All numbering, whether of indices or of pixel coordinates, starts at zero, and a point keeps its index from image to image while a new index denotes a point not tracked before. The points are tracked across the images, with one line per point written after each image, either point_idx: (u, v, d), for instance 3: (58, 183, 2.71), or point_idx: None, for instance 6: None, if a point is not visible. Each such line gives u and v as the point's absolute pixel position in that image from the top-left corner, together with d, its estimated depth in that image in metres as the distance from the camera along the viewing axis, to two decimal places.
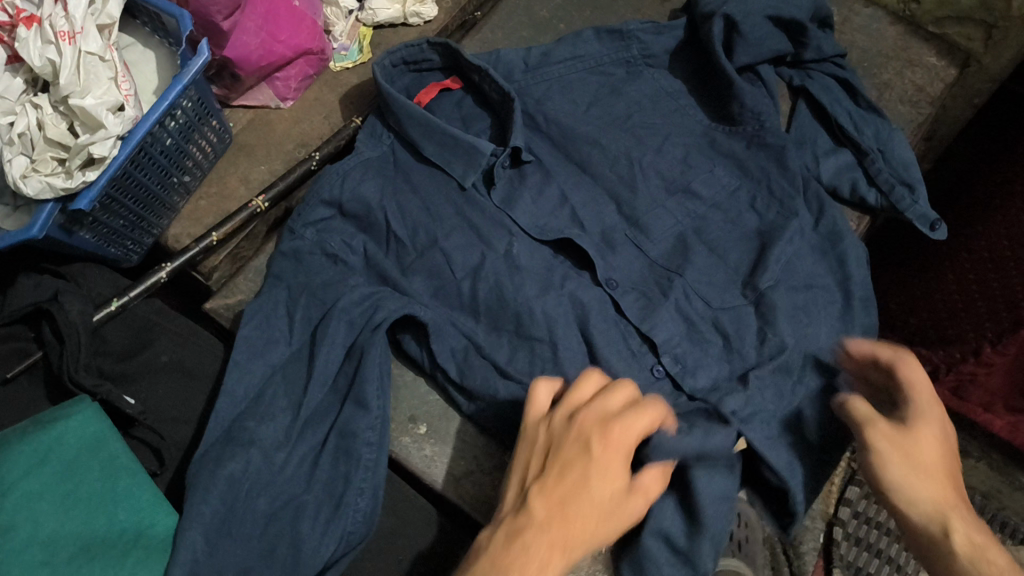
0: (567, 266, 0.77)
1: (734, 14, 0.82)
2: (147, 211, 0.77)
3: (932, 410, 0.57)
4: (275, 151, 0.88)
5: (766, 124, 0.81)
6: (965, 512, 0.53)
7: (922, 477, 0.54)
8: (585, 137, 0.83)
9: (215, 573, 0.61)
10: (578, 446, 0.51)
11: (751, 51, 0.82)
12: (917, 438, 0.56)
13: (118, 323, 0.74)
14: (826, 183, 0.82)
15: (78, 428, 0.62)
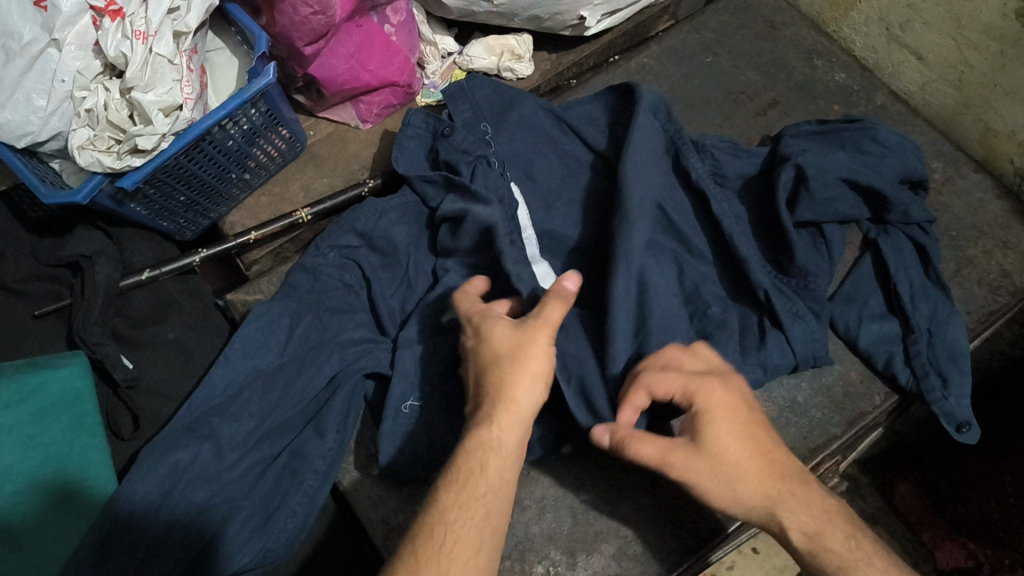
0: None
1: (807, 168, 0.79)
2: (202, 196, 0.83)
3: (716, 399, 0.57)
4: (341, 168, 0.94)
5: (811, 284, 0.78)
6: (800, 505, 0.57)
7: (739, 493, 0.57)
8: None
9: (129, 547, 0.63)
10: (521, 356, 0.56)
11: (816, 209, 0.79)
12: (720, 440, 0.56)
13: (145, 291, 0.80)
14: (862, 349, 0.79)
15: (62, 379, 0.68)
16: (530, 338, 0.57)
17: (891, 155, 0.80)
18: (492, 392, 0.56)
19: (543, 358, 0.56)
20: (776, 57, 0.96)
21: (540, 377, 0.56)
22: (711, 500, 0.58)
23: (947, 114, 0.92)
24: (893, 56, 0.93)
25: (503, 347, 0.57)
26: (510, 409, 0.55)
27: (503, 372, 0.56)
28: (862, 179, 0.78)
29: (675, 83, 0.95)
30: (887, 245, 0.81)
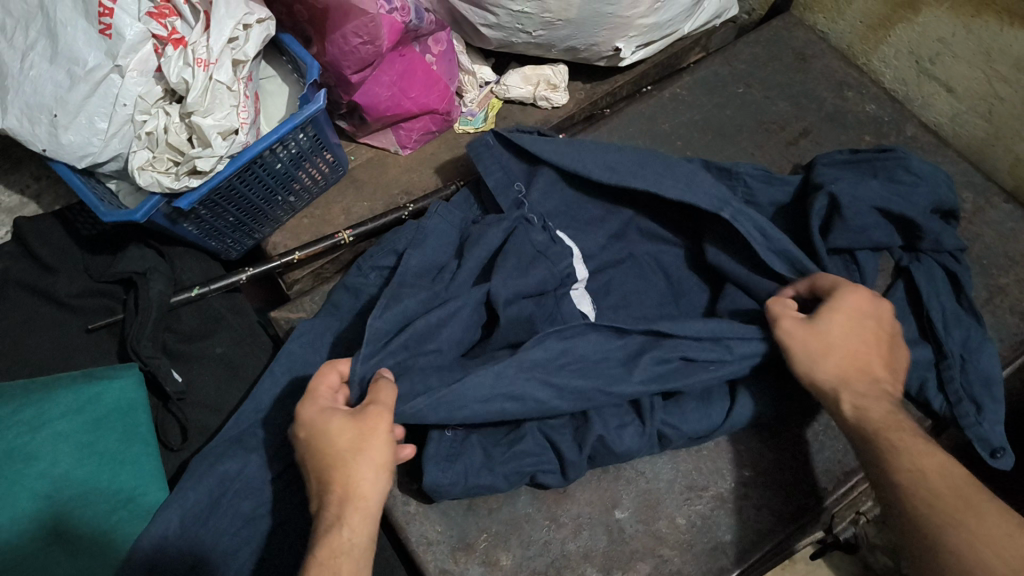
0: None
1: (840, 197, 0.80)
2: (249, 218, 0.86)
3: (845, 301, 0.66)
4: (380, 192, 0.97)
5: None
6: (864, 390, 0.62)
7: (827, 369, 0.64)
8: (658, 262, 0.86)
9: (177, 556, 0.65)
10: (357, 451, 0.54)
11: (849, 237, 0.81)
12: (828, 322, 0.65)
13: (194, 308, 0.82)
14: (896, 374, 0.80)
15: (116, 393, 0.70)
16: (370, 425, 0.55)
17: (922, 185, 0.82)
18: (337, 486, 0.53)
19: (384, 445, 0.55)
20: (808, 89, 0.98)
21: (384, 466, 0.55)
22: (799, 367, 0.65)
23: (977, 145, 0.93)
24: (923, 88, 0.95)
25: (337, 434, 0.55)
26: (358, 505, 0.53)
27: (340, 472, 0.53)
28: (895, 208, 0.80)
29: (708, 112, 0.97)
30: (920, 272, 0.82)
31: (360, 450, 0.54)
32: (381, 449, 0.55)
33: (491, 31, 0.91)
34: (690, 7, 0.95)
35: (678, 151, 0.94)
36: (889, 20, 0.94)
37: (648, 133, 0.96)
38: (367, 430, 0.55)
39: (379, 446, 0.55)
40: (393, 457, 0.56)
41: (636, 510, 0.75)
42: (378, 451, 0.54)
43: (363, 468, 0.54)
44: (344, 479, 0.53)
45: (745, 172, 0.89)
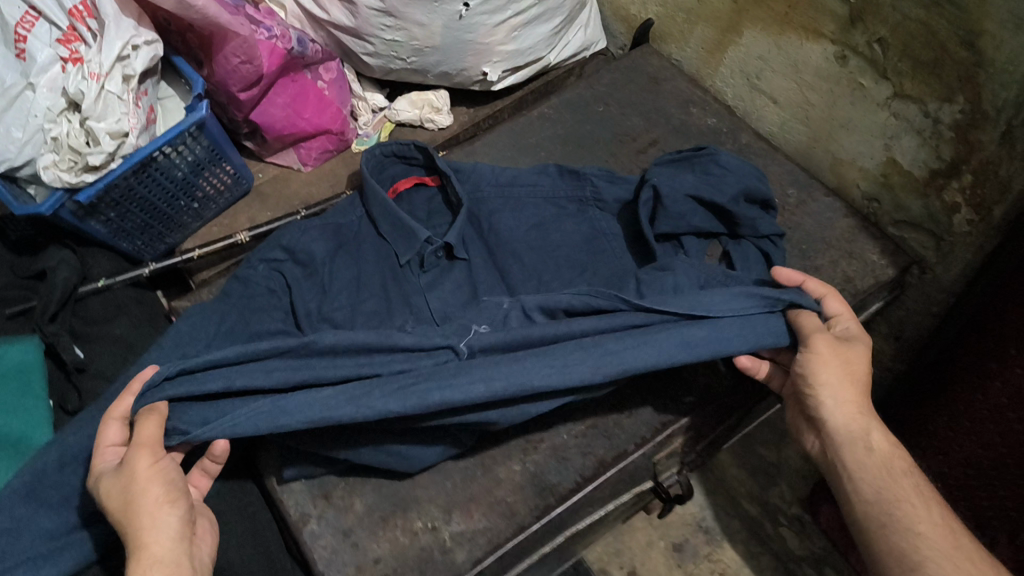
0: None
1: (660, 188, 0.92)
2: (155, 220, 0.99)
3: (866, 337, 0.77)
4: (282, 203, 1.09)
5: None
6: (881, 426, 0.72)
7: (845, 391, 0.72)
8: (512, 253, 0.97)
9: (55, 490, 0.73)
10: (127, 505, 0.64)
11: (671, 222, 0.92)
12: (855, 347, 0.75)
13: (101, 297, 0.94)
14: None
15: (16, 354, 0.81)
16: (130, 476, 0.65)
17: (731, 175, 0.93)
18: (126, 545, 0.63)
19: (152, 487, 0.65)
20: (659, 106, 1.11)
21: (161, 506, 0.65)
22: (824, 377, 0.72)
23: (803, 149, 1.05)
24: (755, 101, 1.08)
25: (115, 499, 0.65)
26: (143, 555, 0.62)
27: (124, 530, 0.64)
28: (706, 195, 0.91)
29: (571, 127, 1.10)
30: (737, 253, 0.93)
31: (132, 508, 0.64)
32: (150, 496, 0.65)
33: (373, 60, 1.05)
34: (549, 37, 1.09)
35: (541, 160, 1.07)
36: (721, 44, 1.08)
37: (518, 146, 1.09)
38: (135, 484, 0.65)
39: (145, 495, 0.65)
40: (170, 496, 0.66)
41: (479, 461, 0.84)
42: (149, 497, 0.65)
43: (136, 518, 0.64)
44: (127, 534, 0.63)
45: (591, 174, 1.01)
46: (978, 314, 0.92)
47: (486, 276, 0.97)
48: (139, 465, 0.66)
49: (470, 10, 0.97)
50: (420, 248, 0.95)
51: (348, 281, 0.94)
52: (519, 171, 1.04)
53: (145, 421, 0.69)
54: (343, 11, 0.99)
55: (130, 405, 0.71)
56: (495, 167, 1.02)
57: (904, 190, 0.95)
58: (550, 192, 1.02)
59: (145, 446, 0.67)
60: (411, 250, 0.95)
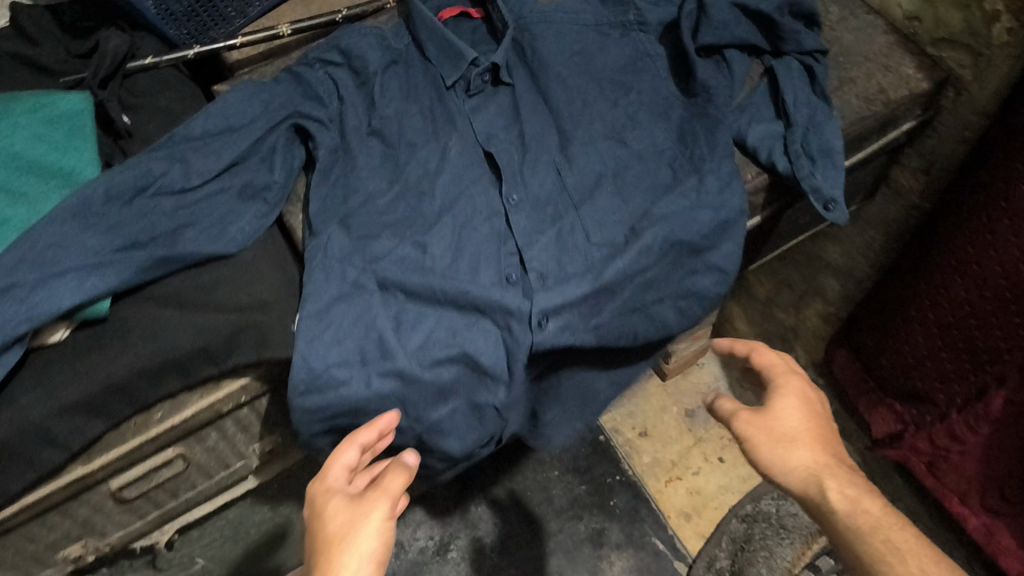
0: (480, 150, 0.91)
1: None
2: (201, 7, 1.01)
3: (788, 385, 0.78)
4: (323, 8, 1.10)
5: (713, 96, 0.90)
6: (840, 476, 0.73)
7: (789, 459, 0.74)
8: (554, 73, 0.95)
9: (100, 219, 0.76)
10: (337, 523, 0.67)
11: (715, 33, 0.91)
12: (779, 401, 0.77)
13: (149, 75, 0.96)
14: (748, 144, 0.88)
15: (67, 102, 0.82)
16: (362, 513, 0.67)
17: None
18: (316, 564, 0.66)
19: (373, 538, 0.66)
20: None
21: (368, 556, 0.65)
22: (762, 458, 0.75)
23: None
24: None
25: (340, 527, 0.67)
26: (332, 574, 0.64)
27: (320, 549, 0.66)
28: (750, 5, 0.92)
29: None
30: (779, 65, 0.92)
31: (337, 528, 0.67)
32: (362, 527, 0.66)
33: None
34: None
35: None
36: None
37: None
38: (354, 521, 0.67)
39: (357, 512, 0.68)
40: (383, 557, 0.66)
41: (512, 249, 0.84)
42: (359, 524, 0.67)
43: (334, 550, 0.65)
44: (323, 554, 0.66)
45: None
46: (999, 135, 0.93)
47: (523, 79, 0.97)
48: (378, 497, 0.68)
49: None
50: (466, 70, 0.95)
51: (395, 80, 0.95)
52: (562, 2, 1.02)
53: (392, 471, 0.71)
54: None
55: (371, 433, 0.72)
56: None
57: (946, 4, 0.94)
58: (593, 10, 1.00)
59: (388, 493, 0.69)
60: (456, 72, 0.94)
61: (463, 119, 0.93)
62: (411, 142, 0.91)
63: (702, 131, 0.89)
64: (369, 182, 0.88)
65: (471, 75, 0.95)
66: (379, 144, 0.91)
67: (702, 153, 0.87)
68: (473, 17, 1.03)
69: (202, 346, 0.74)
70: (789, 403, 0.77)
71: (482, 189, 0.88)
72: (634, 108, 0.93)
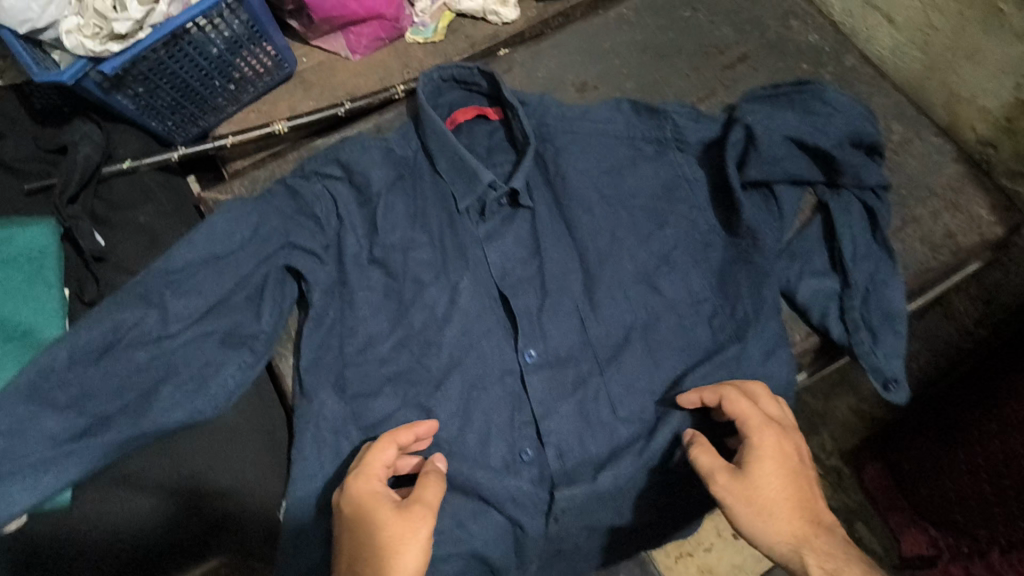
0: (496, 289, 0.82)
1: (755, 128, 0.80)
2: (187, 101, 0.90)
3: (765, 443, 0.64)
4: (326, 94, 1.01)
5: (761, 242, 0.79)
6: (824, 548, 0.60)
7: (775, 527, 0.61)
8: (581, 200, 0.86)
9: (70, 387, 0.68)
10: (386, 528, 0.57)
11: (763, 168, 0.80)
12: (758, 466, 0.63)
13: (125, 181, 0.87)
14: (799, 303, 0.78)
15: (29, 238, 0.74)
16: (415, 521, 0.58)
17: (839, 115, 0.82)
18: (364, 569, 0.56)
19: (421, 555, 0.57)
20: (755, 15, 0.98)
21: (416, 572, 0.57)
22: (744, 526, 0.62)
23: (916, 81, 0.93)
24: (867, 21, 0.95)
25: (393, 532, 0.57)
26: None
27: (369, 558, 0.56)
28: (809, 138, 0.79)
29: (650, 33, 0.97)
30: (836, 205, 0.81)
31: (392, 528, 0.57)
32: (413, 553, 0.57)
33: None
34: None
35: (613, 71, 0.95)
36: None
37: (590, 51, 0.97)
38: (410, 524, 0.58)
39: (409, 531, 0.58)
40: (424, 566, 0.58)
41: (530, 417, 0.76)
42: (414, 537, 0.57)
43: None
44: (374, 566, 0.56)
45: (672, 110, 0.88)
46: None
47: (544, 200, 0.86)
48: (428, 508, 0.60)
49: None
50: (482, 193, 0.84)
51: (399, 197, 0.84)
52: (590, 107, 0.91)
53: (427, 481, 0.62)
54: None
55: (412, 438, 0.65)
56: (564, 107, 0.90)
57: None
58: (622, 121, 0.89)
59: (430, 505, 0.60)
60: (471, 194, 0.84)
61: (478, 251, 0.83)
62: (418, 278, 0.81)
63: (745, 283, 0.79)
64: (370, 327, 0.78)
65: (487, 199, 0.84)
66: (378, 277, 0.81)
67: (746, 313, 0.77)
68: (490, 118, 0.93)
69: (177, 541, 0.68)
70: (767, 466, 0.63)
71: (495, 343, 0.79)
72: (668, 245, 0.83)
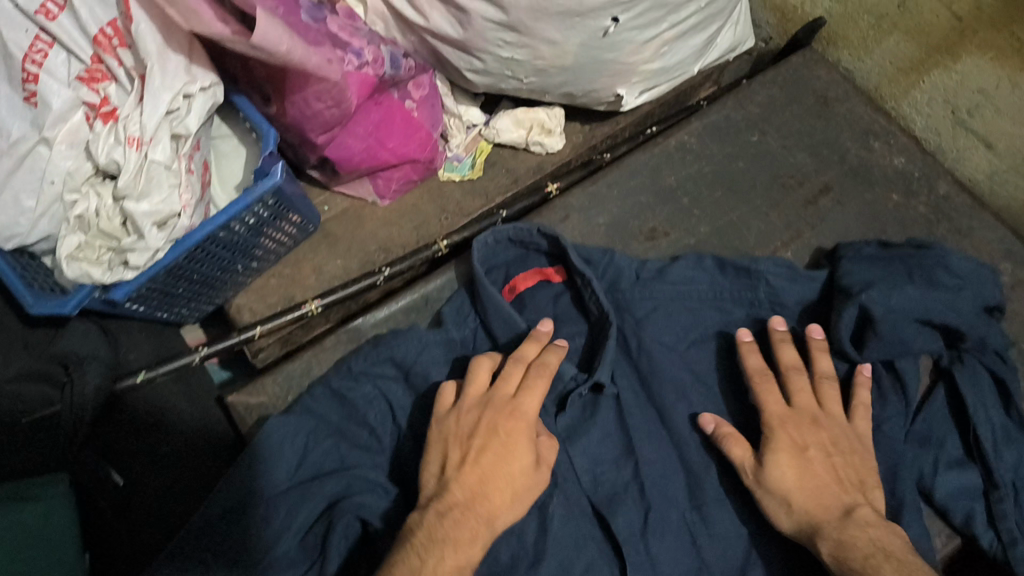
0: (590, 504, 0.71)
1: (873, 308, 0.72)
2: (205, 289, 0.78)
3: (782, 442, 0.66)
4: (355, 250, 0.88)
5: (885, 429, 0.71)
6: (855, 531, 0.60)
7: (806, 500, 0.63)
8: (673, 385, 0.76)
9: None
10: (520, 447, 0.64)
11: (885, 350, 0.72)
12: (773, 463, 0.65)
13: (136, 395, 0.74)
14: (937, 502, 0.70)
15: (45, 506, 0.66)
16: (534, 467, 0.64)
17: (966, 287, 0.75)
18: (474, 480, 0.61)
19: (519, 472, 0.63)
20: (831, 138, 0.89)
21: (512, 500, 0.62)
22: (768, 505, 0.65)
23: (1018, 209, 0.84)
24: (958, 140, 0.86)
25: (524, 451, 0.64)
26: (477, 518, 0.60)
27: (484, 481, 0.61)
28: (935, 316, 0.73)
29: (718, 165, 0.88)
30: (965, 377, 0.72)
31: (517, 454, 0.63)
32: (530, 490, 0.63)
33: (478, 77, 0.81)
34: (700, 48, 0.85)
35: (684, 213, 0.86)
36: (922, 65, 0.84)
37: (653, 190, 0.87)
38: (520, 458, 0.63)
39: (529, 484, 0.63)
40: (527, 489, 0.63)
41: None
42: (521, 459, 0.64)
43: (492, 468, 0.62)
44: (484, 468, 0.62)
45: (766, 270, 0.80)
46: None
47: (630, 386, 0.76)
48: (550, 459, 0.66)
49: (619, 25, 0.74)
50: (563, 386, 0.74)
51: None
52: (668, 264, 0.82)
53: (549, 446, 0.67)
54: (446, 17, 0.76)
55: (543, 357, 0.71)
56: (641, 266, 0.81)
57: None
58: (708, 281, 0.81)
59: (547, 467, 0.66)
60: (551, 388, 0.74)
61: (561, 455, 0.72)
62: None
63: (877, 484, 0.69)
64: None
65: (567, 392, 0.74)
66: None
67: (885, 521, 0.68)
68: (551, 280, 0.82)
69: None
70: (787, 450, 0.66)
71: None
72: None
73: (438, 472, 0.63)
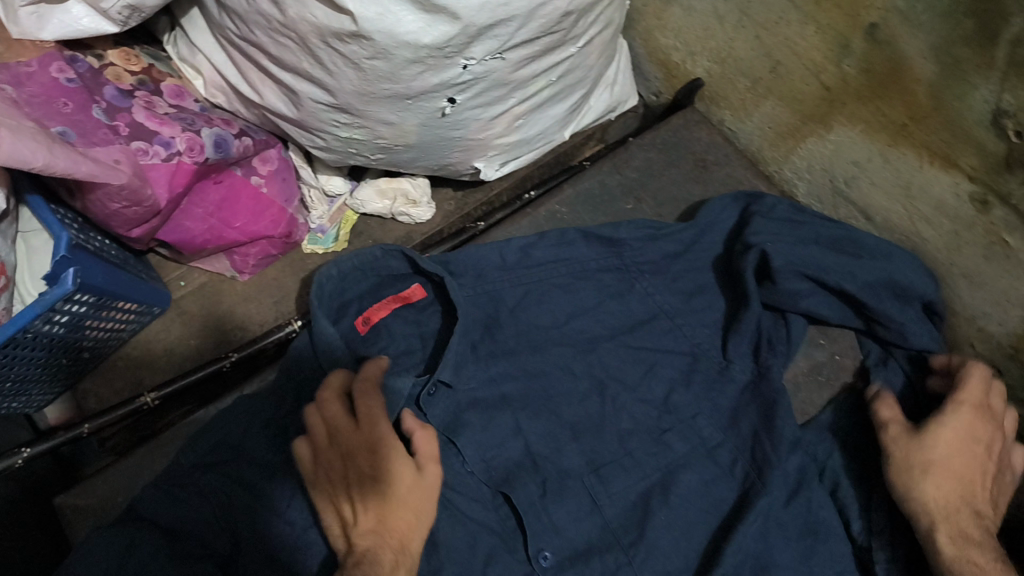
0: None
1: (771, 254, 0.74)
2: (32, 385, 0.73)
3: (960, 417, 0.67)
4: (210, 328, 0.84)
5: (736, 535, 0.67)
6: (965, 523, 0.63)
7: (939, 487, 0.64)
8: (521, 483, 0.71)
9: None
10: (403, 464, 0.60)
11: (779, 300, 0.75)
12: (972, 424, 0.67)
13: None
14: None
15: None
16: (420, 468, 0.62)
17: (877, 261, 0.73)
18: (376, 510, 0.58)
19: (411, 486, 0.60)
20: None
21: (418, 507, 0.60)
22: (912, 479, 0.65)
23: None
24: (839, 210, 0.82)
25: (405, 461, 0.61)
26: (399, 545, 0.57)
27: (388, 514, 0.58)
28: (830, 280, 0.74)
29: None
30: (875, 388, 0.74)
31: (401, 473, 0.60)
32: (427, 483, 0.61)
33: (324, 153, 0.77)
34: (565, 116, 0.82)
35: None
36: (799, 131, 0.80)
37: None
38: (402, 473, 0.60)
39: (423, 490, 0.61)
40: (428, 491, 0.61)
41: None
42: (407, 473, 0.60)
43: (384, 498, 0.58)
44: (381, 502, 0.58)
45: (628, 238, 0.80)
46: None
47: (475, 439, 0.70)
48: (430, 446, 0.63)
49: (457, 105, 0.70)
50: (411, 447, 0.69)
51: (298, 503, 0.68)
52: (533, 240, 0.79)
53: (426, 438, 0.64)
54: (279, 95, 0.71)
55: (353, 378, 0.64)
56: (505, 251, 0.77)
57: None
58: (567, 257, 0.79)
59: (430, 459, 0.63)
60: None
61: None
62: None
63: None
64: None
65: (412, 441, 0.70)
66: None
67: None
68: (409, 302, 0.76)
69: None
70: (947, 429, 0.67)
71: None
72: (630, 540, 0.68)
73: (341, 531, 0.59)
